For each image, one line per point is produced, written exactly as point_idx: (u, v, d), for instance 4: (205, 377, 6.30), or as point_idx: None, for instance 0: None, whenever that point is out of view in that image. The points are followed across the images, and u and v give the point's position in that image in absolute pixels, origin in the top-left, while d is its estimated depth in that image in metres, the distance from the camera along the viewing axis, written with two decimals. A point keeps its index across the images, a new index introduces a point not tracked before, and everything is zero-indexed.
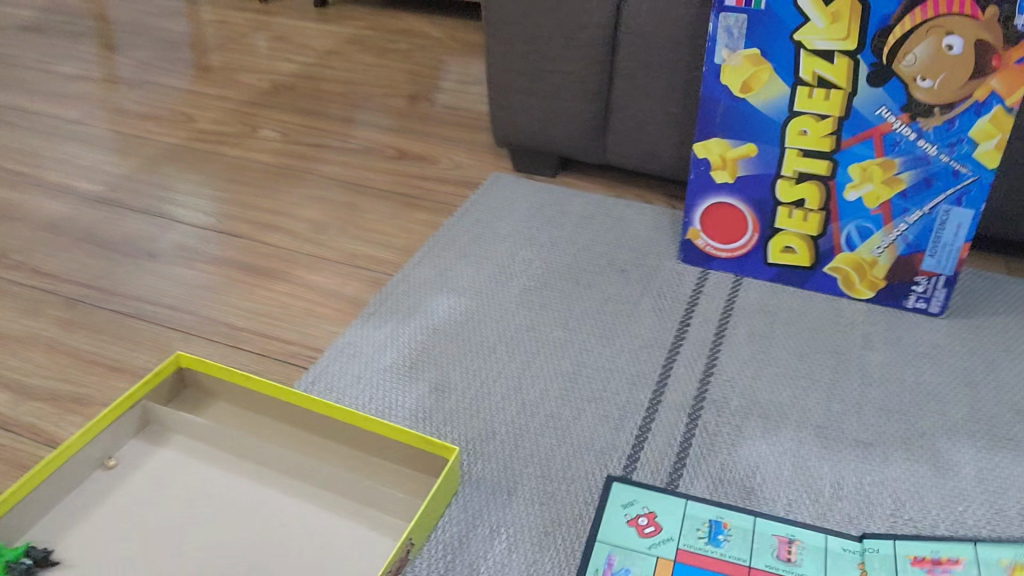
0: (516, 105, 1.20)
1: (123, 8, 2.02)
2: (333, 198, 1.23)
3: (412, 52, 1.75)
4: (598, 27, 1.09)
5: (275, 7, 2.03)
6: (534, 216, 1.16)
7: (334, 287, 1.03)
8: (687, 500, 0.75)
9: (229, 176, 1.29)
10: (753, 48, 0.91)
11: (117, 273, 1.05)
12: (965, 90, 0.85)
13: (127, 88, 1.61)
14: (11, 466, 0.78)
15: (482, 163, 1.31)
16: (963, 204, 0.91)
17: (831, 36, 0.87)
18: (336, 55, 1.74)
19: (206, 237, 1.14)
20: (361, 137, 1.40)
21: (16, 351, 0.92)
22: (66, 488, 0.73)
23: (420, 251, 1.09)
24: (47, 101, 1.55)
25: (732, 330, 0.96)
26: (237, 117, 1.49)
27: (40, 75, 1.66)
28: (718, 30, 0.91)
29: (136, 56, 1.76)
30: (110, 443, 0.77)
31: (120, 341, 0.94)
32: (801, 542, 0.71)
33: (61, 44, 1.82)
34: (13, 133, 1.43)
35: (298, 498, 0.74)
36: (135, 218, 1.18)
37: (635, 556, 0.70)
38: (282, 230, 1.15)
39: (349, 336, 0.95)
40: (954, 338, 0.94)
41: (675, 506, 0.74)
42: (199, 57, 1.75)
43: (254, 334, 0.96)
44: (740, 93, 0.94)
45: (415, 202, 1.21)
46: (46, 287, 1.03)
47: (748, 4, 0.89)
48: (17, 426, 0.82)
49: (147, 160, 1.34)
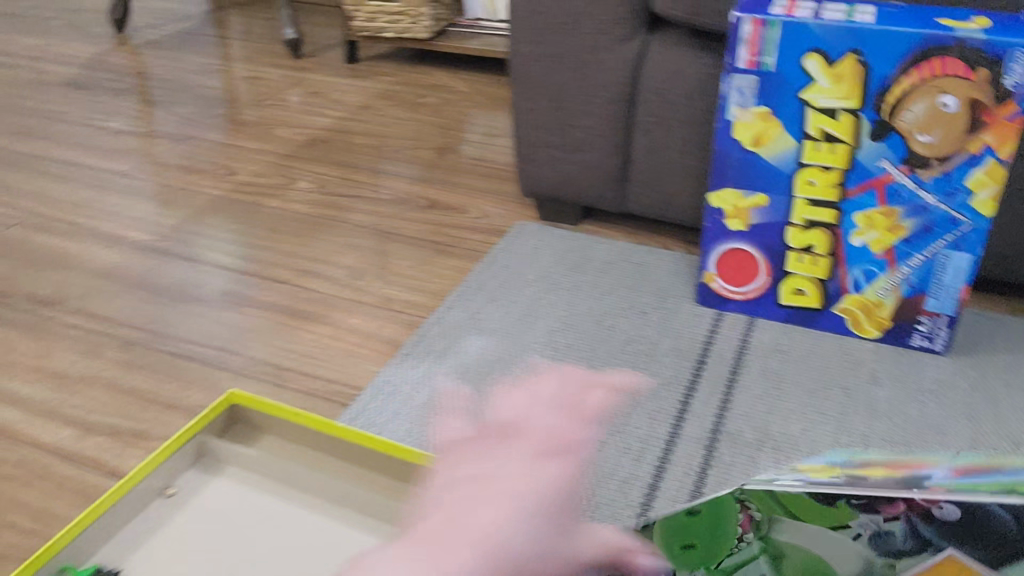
0: (541, 157, 1.27)
1: (163, 66, 2.13)
2: (369, 246, 1.30)
3: (440, 106, 1.83)
4: (617, 85, 1.17)
5: (309, 63, 2.13)
6: (559, 262, 1.23)
7: (371, 329, 1.10)
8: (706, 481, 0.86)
9: (269, 226, 1.37)
10: (763, 106, 0.98)
11: (169, 317, 1.13)
12: (961, 143, 0.91)
13: (171, 142, 1.71)
14: (77, 495, 0.85)
15: (509, 212, 1.39)
16: (962, 249, 0.97)
17: (835, 95, 0.94)
18: (368, 110, 1.83)
19: (250, 283, 1.21)
20: (393, 188, 1.48)
21: (79, 390, 0.99)
22: (129, 515, 0.79)
23: (451, 296, 1.16)
24: (97, 155, 1.64)
25: (746, 368, 1.01)
26: (275, 169, 1.57)
27: (89, 130, 1.76)
28: (730, 90, 0.99)
29: (178, 111, 1.86)
30: (169, 473, 0.83)
31: (174, 381, 1.01)
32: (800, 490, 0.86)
33: (106, 100, 1.92)
34: (66, 185, 1.52)
35: (342, 522, 0.80)
36: (184, 266, 1.25)
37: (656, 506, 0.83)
38: (322, 276, 1.22)
39: (386, 375, 1.01)
40: (958, 375, 0.99)
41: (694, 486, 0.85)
42: (237, 113, 1.84)
43: (299, 373, 1.02)
44: (751, 147, 1.01)
45: (447, 249, 1.28)
46: (103, 329, 1.10)
47: (758, 66, 0.96)
48: (82, 459, 0.89)
49: (192, 211, 1.42)
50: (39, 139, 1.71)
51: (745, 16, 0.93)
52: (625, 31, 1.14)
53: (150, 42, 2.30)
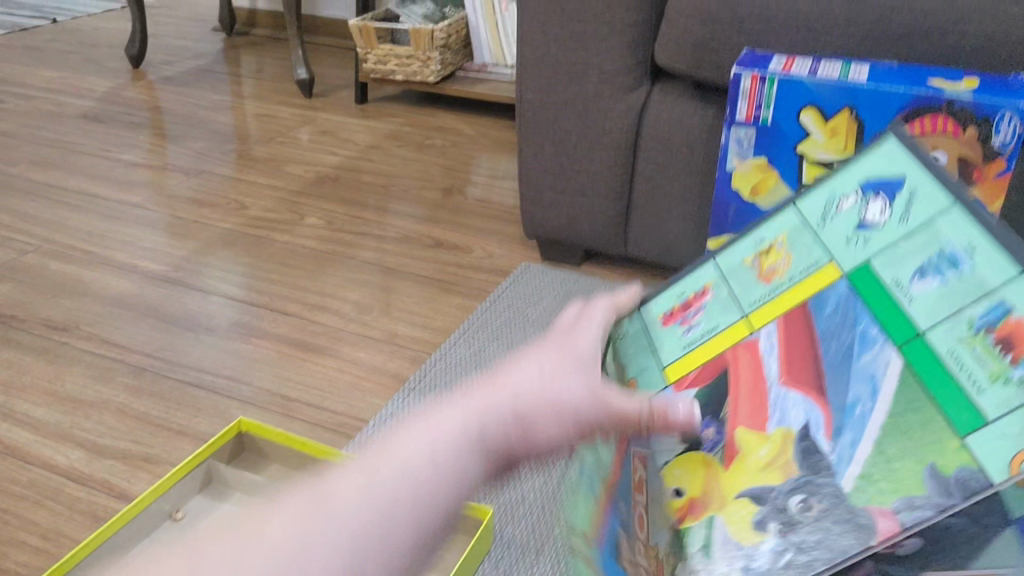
0: (546, 201, 1.31)
1: (178, 101, 2.18)
2: (374, 282, 1.33)
3: (447, 148, 1.88)
4: (620, 132, 1.21)
5: (320, 102, 2.18)
6: (562, 303, 1.26)
7: (377, 363, 1.13)
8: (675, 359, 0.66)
9: (276, 260, 1.40)
10: (761, 157, 1.02)
11: (179, 346, 1.16)
12: None
13: (183, 176, 1.74)
14: (87, 516, 0.87)
15: (513, 253, 1.42)
16: None
17: (830, 148, 0.98)
18: (377, 150, 1.87)
19: (258, 314, 1.24)
20: (397, 226, 1.52)
21: (91, 414, 1.02)
22: (139, 537, 0.81)
23: (456, 332, 1.19)
24: (111, 186, 1.68)
25: None
26: (286, 205, 1.61)
27: (104, 162, 1.80)
28: (730, 141, 1.03)
29: (191, 146, 1.90)
30: (179, 497, 0.86)
31: (183, 408, 1.03)
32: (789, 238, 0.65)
33: (121, 134, 1.96)
34: (80, 215, 1.55)
35: None
36: (194, 296, 1.28)
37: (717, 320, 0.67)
38: (329, 310, 1.25)
39: (391, 407, 1.04)
40: None
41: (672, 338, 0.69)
42: (248, 149, 1.88)
43: (305, 404, 1.05)
44: (749, 196, 1.05)
45: (450, 287, 1.31)
46: (115, 356, 1.13)
47: (756, 119, 1.00)
48: (92, 481, 0.91)
49: (203, 243, 1.46)
50: (55, 169, 1.75)
51: (745, 71, 0.97)
52: (630, 81, 1.18)
53: (165, 78, 2.36)
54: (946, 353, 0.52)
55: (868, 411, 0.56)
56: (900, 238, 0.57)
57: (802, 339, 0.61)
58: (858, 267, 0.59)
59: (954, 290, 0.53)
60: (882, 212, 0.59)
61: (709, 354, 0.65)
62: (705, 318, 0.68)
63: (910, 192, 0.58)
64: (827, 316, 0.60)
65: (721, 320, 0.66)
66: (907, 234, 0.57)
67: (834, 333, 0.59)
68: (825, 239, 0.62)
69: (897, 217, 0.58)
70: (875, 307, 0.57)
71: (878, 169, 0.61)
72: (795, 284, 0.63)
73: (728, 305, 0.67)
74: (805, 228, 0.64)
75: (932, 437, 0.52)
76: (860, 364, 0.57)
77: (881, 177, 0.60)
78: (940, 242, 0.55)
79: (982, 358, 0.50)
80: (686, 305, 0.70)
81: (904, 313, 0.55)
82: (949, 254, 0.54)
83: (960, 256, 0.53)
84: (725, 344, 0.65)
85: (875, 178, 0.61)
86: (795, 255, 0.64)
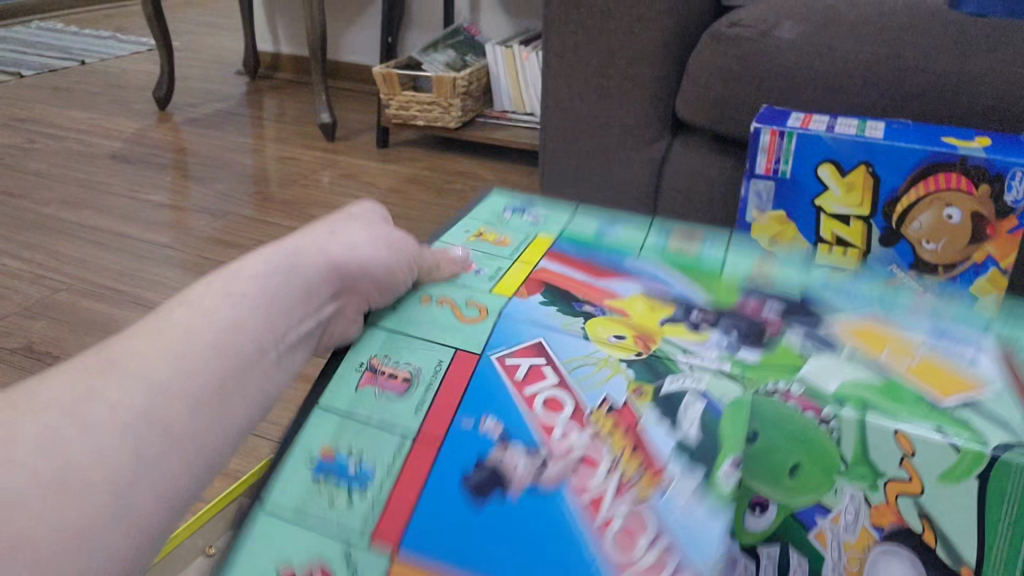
0: None
1: (202, 143, 2.23)
2: None
3: (467, 193, 1.92)
4: (641, 183, 1.26)
5: (342, 146, 2.23)
6: None
7: None
8: (406, 402, 0.56)
9: None
10: (780, 211, 1.00)
11: None
12: (965, 253, 0.92)
13: (208, 216, 1.78)
14: None
15: None
16: None
17: (848, 204, 0.96)
18: (398, 194, 1.90)
19: None
20: None
21: None
22: None
23: None
24: (138, 226, 1.72)
25: None
26: None
27: (130, 202, 1.85)
28: (749, 193, 1.00)
29: (215, 187, 1.94)
30: None
31: None
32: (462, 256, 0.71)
33: (147, 174, 2.01)
34: (108, 254, 1.59)
35: None
36: None
37: (471, 392, 0.55)
38: None
39: None
40: None
41: (384, 440, 0.54)
42: (269, 191, 1.92)
43: None
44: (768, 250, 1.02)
45: None
46: None
47: (776, 173, 0.98)
48: None
49: None
50: (84, 208, 1.80)
51: (763, 126, 0.96)
52: (651, 134, 1.24)
53: (190, 120, 2.42)
54: (667, 252, 0.73)
55: (667, 278, 0.68)
56: (565, 217, 0.78)
57: (576, 262, 0.70)
58: (558, 232, 0.76)
59: (630, 230, 0.77)
60: (535, 213, 0.79)
61: (516, 284, 0.66)
62: (481, 265, 0.69)
63: (535, 201, 0.82)
64: (602, 253, 0.72)
65: (492, 265, 0.70)
66: (563, 218, 0.78)
67: (590, 255, 0.71)
68: (514, 225, 0.77)
69: (544, 209, 0.80)
70: (617, 248, 0.73)
71: (496, 205, 0.81)
72: (530, 242, 0.73)
73: (487, 259, 0.70)
74: (483, 223, 0.77)
75: (713, 281, 0.68)
76: (627, 263, 0.70)
77: (506, 199, 0.82)
78: (590, 215, 0.79)
79: (678, 246, 0.75)
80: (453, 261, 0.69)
81: (628, 244, 0.74)
82: (603, 219, 0.79)
83: (611, 218, 0.79)
84: (524, 273, 0.67)
85: (507, 206, 0.81)
86: (499, 233, 0.75)
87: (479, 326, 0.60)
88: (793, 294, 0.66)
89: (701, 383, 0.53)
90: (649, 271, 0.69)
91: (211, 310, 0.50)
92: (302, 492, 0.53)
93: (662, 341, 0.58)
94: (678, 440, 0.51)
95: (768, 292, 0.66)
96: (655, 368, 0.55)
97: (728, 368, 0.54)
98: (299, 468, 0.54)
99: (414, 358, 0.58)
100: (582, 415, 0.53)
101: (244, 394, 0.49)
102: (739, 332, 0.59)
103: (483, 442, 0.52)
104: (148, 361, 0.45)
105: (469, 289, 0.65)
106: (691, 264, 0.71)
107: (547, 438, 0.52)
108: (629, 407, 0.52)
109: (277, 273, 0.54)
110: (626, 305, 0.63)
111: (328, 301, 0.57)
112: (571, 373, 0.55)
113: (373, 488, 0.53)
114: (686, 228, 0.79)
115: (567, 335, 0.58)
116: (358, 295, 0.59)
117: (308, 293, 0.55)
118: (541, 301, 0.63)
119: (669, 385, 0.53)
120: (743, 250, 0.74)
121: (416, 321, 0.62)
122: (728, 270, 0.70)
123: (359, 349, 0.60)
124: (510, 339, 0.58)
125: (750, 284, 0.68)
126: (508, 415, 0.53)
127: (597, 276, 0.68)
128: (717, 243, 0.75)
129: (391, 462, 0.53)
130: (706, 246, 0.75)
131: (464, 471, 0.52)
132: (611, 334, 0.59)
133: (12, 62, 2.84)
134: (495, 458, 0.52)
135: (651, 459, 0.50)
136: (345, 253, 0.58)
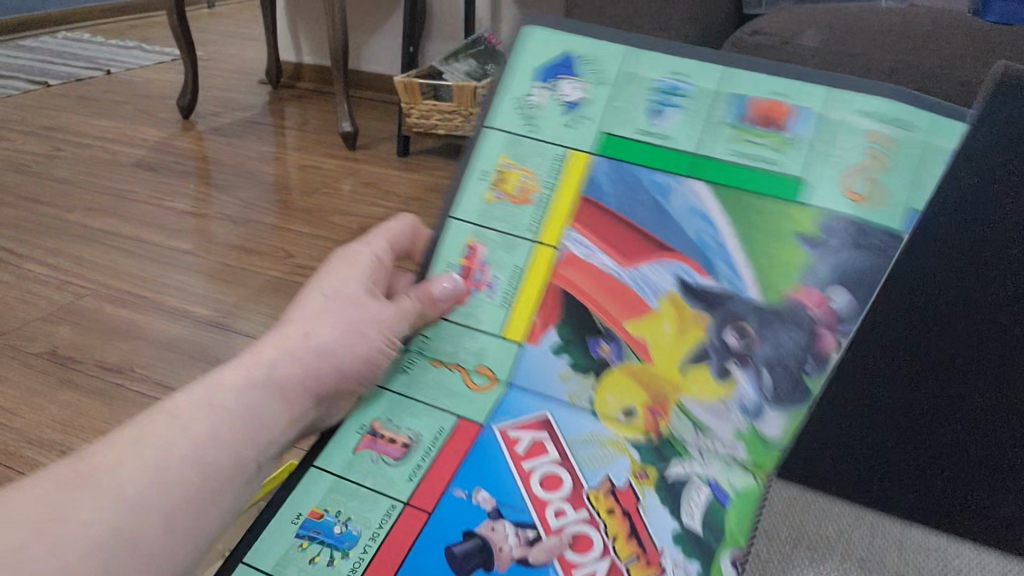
0: None
1: (225, 151, 2.25)
2: None
3: None
4: None
5: (362, 154, 2.24)
6: None
7: None
8: (400, 467, 0.56)
9: None
10: None
11: None
12: None
13: (230, 224, 1.79)
14: None
15: None
16: None
17: None
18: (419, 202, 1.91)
19: None
20: None
21: None
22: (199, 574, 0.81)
23: None
24: (160, 234, 1.73)
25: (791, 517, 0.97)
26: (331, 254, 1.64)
27: (153, 209, 1.86)
28: None
29: (238, 195, 1.96)
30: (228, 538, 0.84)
31: None
32: (484, 247, 0.62)
33: (171, 182, 2.02)
34: (131, 261, 1.61)
35: None
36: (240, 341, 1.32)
37: (470, 468, 0.56)
38: None
39: None
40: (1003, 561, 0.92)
41: (378, 506, 0.54)
42: (290, 199, 1.93)
43: None
44: None
45: None
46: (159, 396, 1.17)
47: None
48: None
49: (253, 291, 1.49)
50: (108, 216, 1.82)
51: None
52: None
53: (214, 128, 2.44)
54: (729, 155, 0.56)
55: (716, 237, 0.56)
56: (610, 100, 0.60)
57: (602, 222, 0.60)
58: (600, 141, 0.60)
59: (693, 109, 0.58)
60: (578, 90, 0.61)
61: (526, 312, 0.61)
62: (497, 268, 0.62)
63: (586, 60, 0.61)
64: (644, 178, 0.59)
65: (513, 255, 0.62)
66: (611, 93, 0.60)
67: (631, 205, 0.59)
68: (547, 136, 0.61)
69: (595, 87, 0.61)
70: (665, 165, 0.58)
71: (529, 65, 0.63)
72: (557, 186, 0.61)
73: (509, 241, 0.62)
74: (513, 135, 0.62)
75: (775, 232, 0.55)
76: (672, 210, 0.58)
77: (547, 63, 0.62)
78: (648, 82, 0.59)
79: (755, 143, 0.56)
80: (466, 271, 0.63)
81: (681, 156, 0.58)
82: (663, 88, 0.59)
83: (674, 84, 0.58)
84: (540, 280, 0.61)
85: (542, 67, 0.62)
86: (530, 168, 0.62)
87: (490, 396, 0.60)
88: (865, 234, 0.52)
89: (709, 470, 0.54)
90: (694, 223, 0.57)
91: (190, 420, 0.51)
92: (283, 550, 0.53)
93: (675, 407, 0.55)
94: (679, 527, 0.52)
95: (832, 240, 0.52)
96: (663, 451, 0.55)
97: (741, 455, 0.53)
98: (284, 528, 0.54)
99: (415, 423, 0.59)
100: (582, 497, 0.54)
101: (212, 506, 0.50)
102: (770, 377, 0.53)
103: (476, 514, 0.53)
104: (121, 477, 0.47)
105: (480, 340, 0.62)
106: (760, 194, 0.55)
107: (543, 518, 0.53)
108: (631, 488, 0.54)
109: (255, 390, 0.53)
110: (653, 322, 0.57)
111: (311, 409, 0.57)
112: (576, 453, 0.56)
113: (355, 554, 0.53)
114: (785, 78, 0.56)
115: (574, 411, 0.58)
116: (345, 397, 0.59)
117: (285, 401, 0.55)
118: (555, 350, 0.59)
119: (674, 469, 0.54)
120: (835, 130, 0.54)
121: (420, 378, 0.61)
122: (805, 193, 0.54)
123: (361, 412, 0.59)
124: (513, 408, 0.59)
125: (821, 228, 0.53)
126: (505, 492, 0.54)
127: (627, 261, 0.58)
128: (819, 107, 0.55)
129: (380, 527, 0.54)
130: (789, 128, 0.55)
131: (450, 543, 0.52)
132: (620, 408, 0.57)
133: (39, 72, 2.89)
134: (484, 533, 0.52)
135: (650, 545, 0.51)
136: (319, 362, 0.56)
